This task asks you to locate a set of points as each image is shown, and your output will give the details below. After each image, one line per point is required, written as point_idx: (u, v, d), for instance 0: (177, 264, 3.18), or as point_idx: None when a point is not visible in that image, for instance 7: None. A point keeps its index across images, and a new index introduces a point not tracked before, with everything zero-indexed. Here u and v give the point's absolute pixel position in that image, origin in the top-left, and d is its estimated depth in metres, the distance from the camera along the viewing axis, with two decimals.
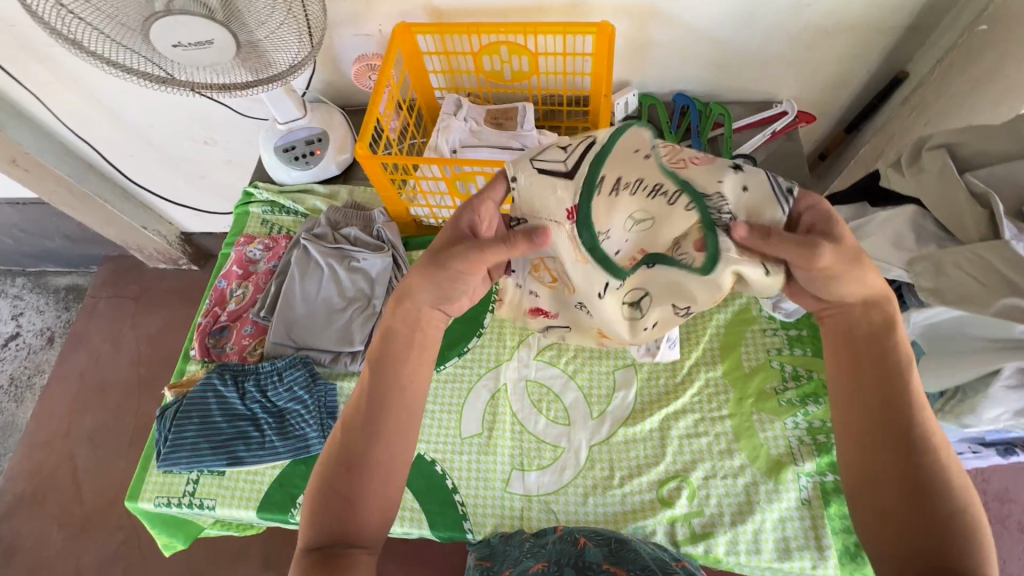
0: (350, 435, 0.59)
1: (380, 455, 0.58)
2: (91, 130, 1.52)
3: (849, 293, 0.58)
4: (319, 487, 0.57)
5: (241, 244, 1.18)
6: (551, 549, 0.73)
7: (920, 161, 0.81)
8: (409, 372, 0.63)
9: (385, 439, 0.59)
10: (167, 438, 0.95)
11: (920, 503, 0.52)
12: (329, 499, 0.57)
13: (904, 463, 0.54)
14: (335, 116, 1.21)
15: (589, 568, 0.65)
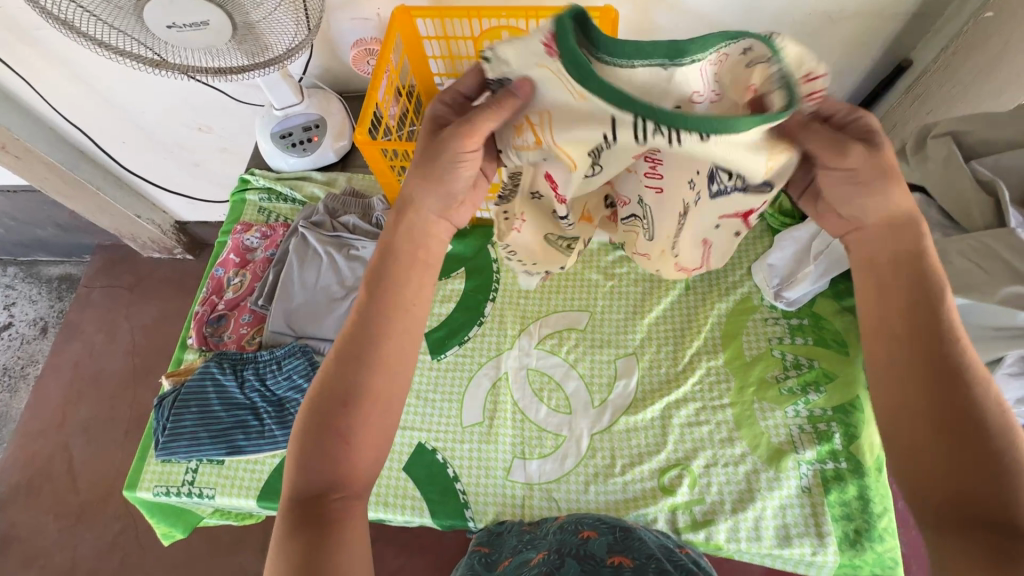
0: (344, 363, 0.51)
1: (382, 388, 0.51)
2: (83, 115, 1.49)
3: (870, 210, 0.50)
4: (306, 427, 0.50)
5: (238, 232, 1.17)
6: (553, 538, 0.72)
7: (925, 148, 0.81)
8: (410, 295, 0.54)
9: (377, 374, 0.51)
10: (166, 427, 0.94)
11: (963, 443, 0.44)
12: (319, 438, 0.49)
13: (949, 403, 0.45)
14: (332, 102, 1.19)
15: (590, 558, 0.64)
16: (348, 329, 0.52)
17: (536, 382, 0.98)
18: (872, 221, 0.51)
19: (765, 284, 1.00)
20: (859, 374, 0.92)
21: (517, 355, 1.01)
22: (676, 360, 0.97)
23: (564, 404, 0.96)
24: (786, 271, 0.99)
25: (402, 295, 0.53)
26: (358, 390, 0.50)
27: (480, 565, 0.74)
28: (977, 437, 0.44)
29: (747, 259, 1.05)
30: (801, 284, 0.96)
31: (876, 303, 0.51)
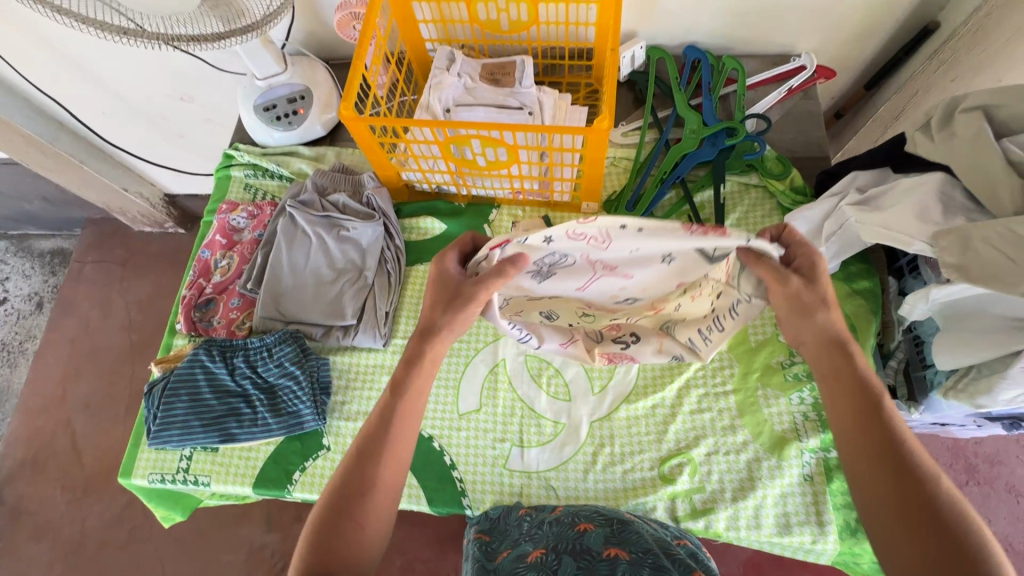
0: (360, 458, 0.65)
1: (387, 478, 0.65)
2: (57, 86, 1.41)
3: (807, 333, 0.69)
4: (326, 505, 0.63)
5: (223, 213, 1.12)
6: (549, 531, 0.71)
7: (953, 124, 0.75)
8: (407, 406, 0.69)
9: (377, 466, 0.65)
10: (156, 416, 0.93)
11: (916, 514, 0.56)
12: (331, 539, 0.61)
13: (889, 481, 0.59)
14: (317, 69, 1.13)
15: (586, 554, 0.63)
16: (367, 432, 0.68)
17: (534, 367, 0.96)
18: (807, 339, 0.70)
19: None
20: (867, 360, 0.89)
21: (516, 342, 0.98)
22: None
23: (563, 391, 0.94)
24: None
25: (410, 412, 0.69)
26: (365, 490, 0.64)
27: (482, 556, 0.72)
28: (920, 519, 0.56)
29: None
30: None
31: (841, 400, 0.66)
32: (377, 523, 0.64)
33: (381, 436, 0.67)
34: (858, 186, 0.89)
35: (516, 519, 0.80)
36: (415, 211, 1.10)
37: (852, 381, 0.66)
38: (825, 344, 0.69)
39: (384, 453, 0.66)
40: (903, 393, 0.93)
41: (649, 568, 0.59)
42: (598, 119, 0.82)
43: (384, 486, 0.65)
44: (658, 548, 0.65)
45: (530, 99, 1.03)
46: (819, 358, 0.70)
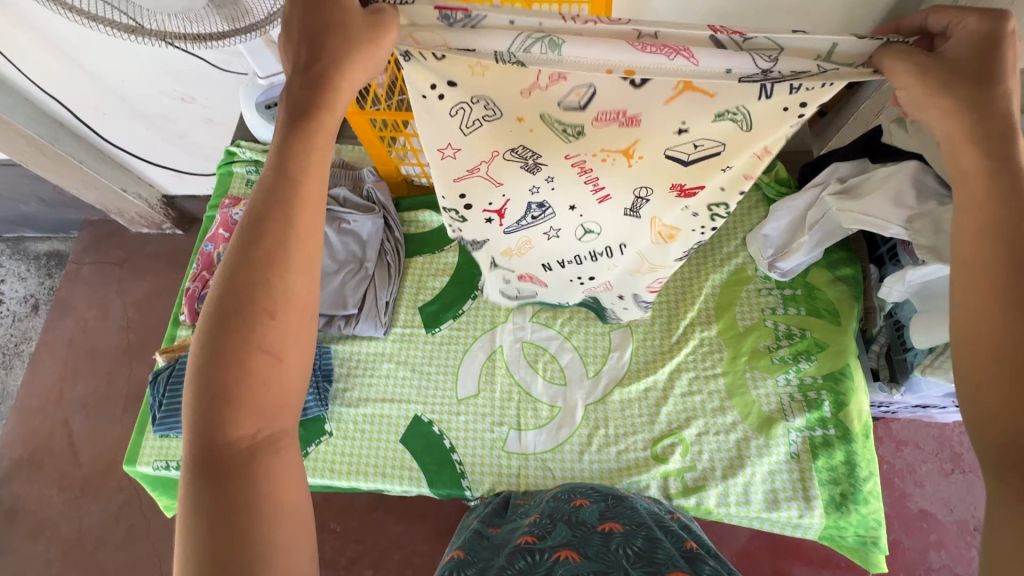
0: (244, 263, 0.44)
1: (297, 289, 0.45)
2: (58, 86, 1.43)
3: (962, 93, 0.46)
4: (210, 346, 0.43)
5: (226, 207, 1.14)
6: (547, 505, 0.74)
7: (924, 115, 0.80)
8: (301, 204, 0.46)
9: (289, 274, 0.45)
10: (162, 403, 0.95)
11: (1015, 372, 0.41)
12: (229, 389, 0.42)
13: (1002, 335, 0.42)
14: None
15: (581, 523, 0.65)
16: (246, 232, 0.45)
17: (531, 354, 0.99)
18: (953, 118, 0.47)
19: (760, 255, 1.00)
20: (850, 343, 0.93)
21: (512, 329, 1.01)
22: (671, 331, 0.98)
23: (559, 375, 0.97)
24: (780, 242, 0.99)
25: (308, 211, 0.46)
26: (258, 306, 0.43)
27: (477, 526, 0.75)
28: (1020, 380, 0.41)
29: (742, 231, 1.05)
30: (795, 255, 0.96)
31: (974, 217, 0.47)
32: (300, 350, 0.46)
33: (265, 226, 0.45)
34: (839, 177, 0.93)
35: (515, 504, 0.83)
36: (414, 205, 1.13)
37: (993, 193, 0.46)
38: (989, 171, 0.46)
39: (273, 264, 0.44)
40: (885, 375, 0.97)
41: (643, 537, 0.60)
42: None
43: (296, 310, 0.45)
44: (650, 521, 0.66)
45: None
46: (964, 167, 0.47)
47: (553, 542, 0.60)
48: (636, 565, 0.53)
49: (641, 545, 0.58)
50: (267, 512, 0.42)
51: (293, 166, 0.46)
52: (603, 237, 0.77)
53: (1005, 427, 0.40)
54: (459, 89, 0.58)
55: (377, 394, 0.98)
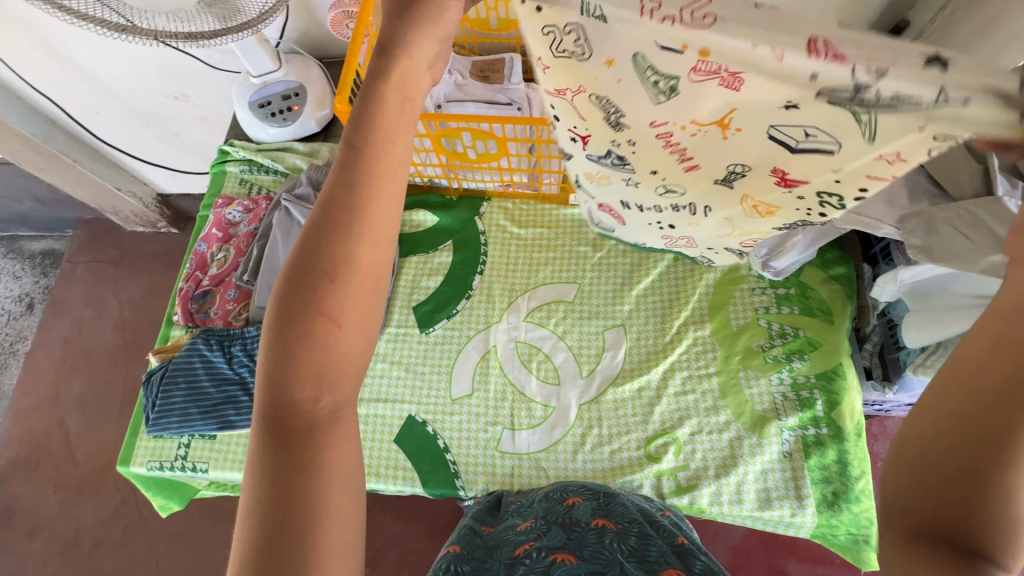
0: (320, 226, 0.42)
1: (370, 258, 0.43)
2: (50, 84, 1.42)
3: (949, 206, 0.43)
4: (283, 307, 0.42)
5: (219, 207, 1.14)
6: (540, 506, 0.73)
7: None
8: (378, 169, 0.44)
9: (363, 240, 0.43)
10: (155, 404, 0.95)
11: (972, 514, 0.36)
12: (299, 362, 0.42)
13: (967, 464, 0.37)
14: (311, 67, 1.15)
15: (575, 525, 0.65)
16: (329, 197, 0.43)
17: (524, 353, 0.99)
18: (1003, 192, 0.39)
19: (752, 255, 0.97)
20: (843, 342, 0.93)
21: (505, 329, 1.01)
22: (664, 331, 0.98)
23: (553, 374, 0.97)
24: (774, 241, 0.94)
25: (387, 178, 0.44)
26: (330, 279, 0.42)
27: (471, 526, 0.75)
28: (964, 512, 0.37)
29: None
30: (789, 254, 0.94)
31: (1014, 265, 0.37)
32: (363, 321, 0.44)
33: (349, 184, 0.43)
34: None
35: (509, 503, 0.82)
36: (408, 204, 1.13)
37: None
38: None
39: (348, 232, 0.42)
40: (878, 373, 0.98)
41: (635, 536, 0.60)
42: None
43: (367, 276, 0.43)
44: (642, 517, 0.67)
45: (519, 95, 1.09)
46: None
47: (549, 546, 0.60)
48: (632, 561, 0.54)
49: (633, 542, 0.58)
50: (309, 489, 0.40)
51: (376, 129, 0.44)
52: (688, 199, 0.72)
53: (946, 504, 0.36)
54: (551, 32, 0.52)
55: (370, 394, 0.98)
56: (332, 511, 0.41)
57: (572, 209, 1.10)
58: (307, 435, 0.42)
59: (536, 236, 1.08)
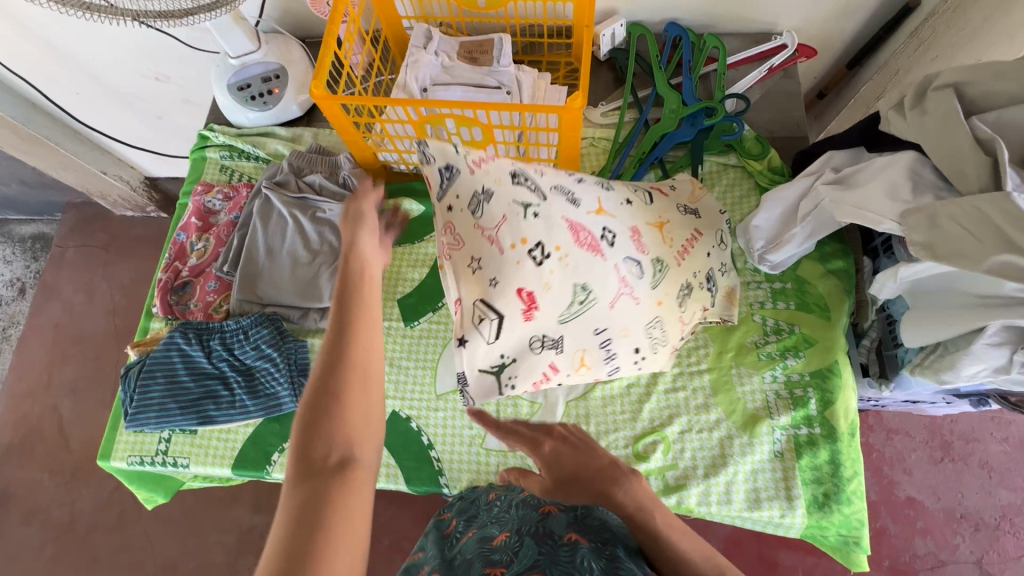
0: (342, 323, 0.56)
1: (368, 344, 0.55)
2: (27, 64, 1.37)
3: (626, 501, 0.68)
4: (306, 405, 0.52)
5: (198, 194, 1.10)
6: (515, 513, 0.69)
7: (924, 102, 0.75)
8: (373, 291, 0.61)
9: (364, 328, 0.56)
10: (133, 398, 0.92)
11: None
12: (318, 426, 0.51)
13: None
14: (293, 48, 1.11)
15: (548, 538, 0.61)
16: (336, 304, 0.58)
17: None
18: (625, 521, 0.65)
19: (750, 247, 0.96)
20: (840, 339, 0.90)
21: None
22: None
23: None
24: (770, 233, 0.95)
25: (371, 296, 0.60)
26: (342, 358, 0.54)
27: (445, 542, 0.70)
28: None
29: (733, 221, 1.02)
30: (786, 247, 0.92)
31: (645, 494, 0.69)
32: (371, 410, 0.54)
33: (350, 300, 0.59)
34: (834, 166, 0.89)
35: (487, 501, 0.78)
36: (394, 192, 1.09)
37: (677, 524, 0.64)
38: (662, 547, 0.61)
39: (357, 323, 0.56)
40: (874, 370, 0.96)
41: (606, 559, 0.57)
42: (573, 98, 0.82)
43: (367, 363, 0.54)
44: (620, 535, 0.62)
45: (508, 78, 1.04)
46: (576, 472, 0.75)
47: (520, 568, 0.57)
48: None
49: (604, 567, 0.56)
50: (320, 538, 0.45)
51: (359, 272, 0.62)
52: (682, 276, 0.83)
53: None
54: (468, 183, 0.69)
55: None
56: (333, 554, 0.44)
57: None
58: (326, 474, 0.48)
59: None
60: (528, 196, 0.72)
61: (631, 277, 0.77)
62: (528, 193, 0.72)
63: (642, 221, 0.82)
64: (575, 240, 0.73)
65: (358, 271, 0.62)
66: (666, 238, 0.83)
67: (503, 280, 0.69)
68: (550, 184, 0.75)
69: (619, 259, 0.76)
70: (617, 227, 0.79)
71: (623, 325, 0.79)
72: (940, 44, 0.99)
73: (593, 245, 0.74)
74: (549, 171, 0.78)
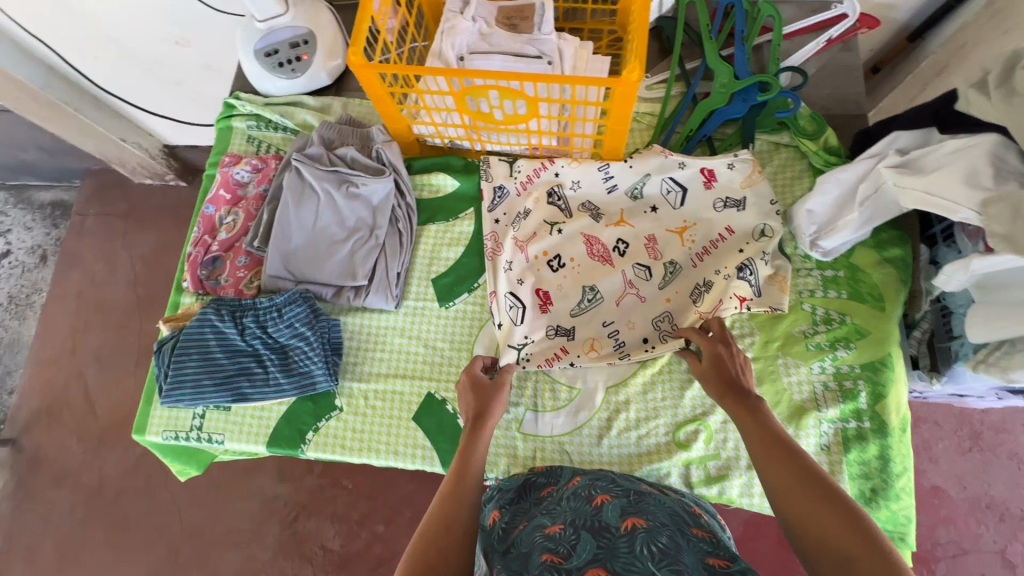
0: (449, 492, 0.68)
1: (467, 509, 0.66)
2: (45, 26, 1.32)
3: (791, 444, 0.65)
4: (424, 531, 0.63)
5: (226, 166, 1.07)
6: (567, 506, 0.68)
7: (1013, 81, 0.69)
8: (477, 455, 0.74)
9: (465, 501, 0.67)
10: (167, 375, 0.92)
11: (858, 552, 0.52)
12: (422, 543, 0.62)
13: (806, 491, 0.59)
14: (322, 12, 1.06)
15: (606, 531, 0.61)
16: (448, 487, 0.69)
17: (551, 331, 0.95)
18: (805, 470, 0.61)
19: (801, 231, 0.92)
20: (894, 331, 0.87)
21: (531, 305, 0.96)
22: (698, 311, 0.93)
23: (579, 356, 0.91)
24: (825, 218, 0.91)
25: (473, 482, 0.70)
26: (454, 509, 0.66)
27: (496, 537, 0.70)
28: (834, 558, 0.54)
29: (783, 203, 0.97)
30: (840, 234, 0.88)
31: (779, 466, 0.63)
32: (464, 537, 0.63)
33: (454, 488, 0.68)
34: (899, 147, 0.84)
35: (536, 499, 0.77)
36: (427, 166, 1.05)
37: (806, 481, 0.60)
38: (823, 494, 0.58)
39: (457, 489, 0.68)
40: (925, 363, 0.92)
41: (664, 538, 0.58)
42: (627, 72, 0.77)
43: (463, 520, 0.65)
44: (674, 524, 0.63)
45: (550, 47, 0.98)
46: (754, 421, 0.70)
47: (580, 561, 0.56)
48: (664, 568, 0.53)
49: (665, 546, 0.56)
50: None
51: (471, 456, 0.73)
52: (699, 274, 0.92)
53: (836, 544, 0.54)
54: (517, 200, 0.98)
55: (388, 369, 0.95)
56: None
57: None
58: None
59: None
60: (558, 214, 0.97)
61: (637, 281, 0.93)
62: (559, 212, 0.97)
63: (661, 228, 0.95)
64: (591, 248, 0.96)
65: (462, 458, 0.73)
66: (686, 242, 0.94)
67: (525, 277, 0.95)
68: (578, 202, 0.98)
69: (625, 265, 0.94)
70: (632, 237, 0.95)
71: (629, 319, 0.92)
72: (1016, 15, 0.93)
73: (604, 253, 0.95)
74: (584, 180, 0.97)
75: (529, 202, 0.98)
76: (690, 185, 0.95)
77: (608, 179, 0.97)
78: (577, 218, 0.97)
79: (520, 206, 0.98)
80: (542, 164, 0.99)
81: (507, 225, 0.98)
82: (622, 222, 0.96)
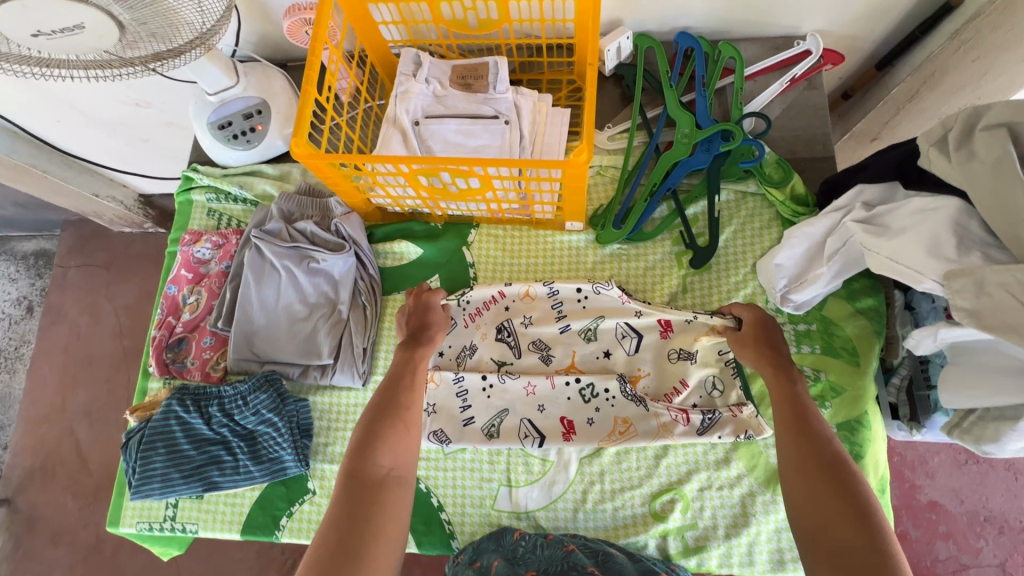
0: (383, 411, 0.73)
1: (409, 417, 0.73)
2: (3, 99, 1.29)
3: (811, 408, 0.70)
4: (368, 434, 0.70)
5: (186, 244, 1.05)
6: (540, 555, 0.72)
7: (972, 143, 0.67)
8: (423, 365, 0.80)
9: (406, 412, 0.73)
10: (135, 469, 0.90)
11: (865, 552, 0.57)
12: (369, 451, 0.68)
13: (826, 492, 0.62)
14: (273, 78, 1.04)
15: (574, 569, 0.65)
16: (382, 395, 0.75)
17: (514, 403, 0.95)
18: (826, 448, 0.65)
19: (771, 286, 0.89)
20: (869, 387, 0.85)
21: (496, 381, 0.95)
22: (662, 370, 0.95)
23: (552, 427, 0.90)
24: (794, 271, 0.88)
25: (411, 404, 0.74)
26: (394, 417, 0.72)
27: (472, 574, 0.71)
28: (835, 549, 0.58)
29: (752, 255, 0.95)
30: (812, 287, 0.85)
31: (800, 443, 0.66)
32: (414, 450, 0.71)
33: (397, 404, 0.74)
34: (865, 201, 0.81)
35: (510, 543, 0.79)
36: (389, 235, 1.03)
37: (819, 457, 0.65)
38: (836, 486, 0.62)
39: (409, 401, 0.75)
40: (904, 412, 0.90)
41: None
42: (575, 152, 0.75)
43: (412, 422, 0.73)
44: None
45: (506, 105, 0.96)
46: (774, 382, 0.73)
47: None
48: None
49: None
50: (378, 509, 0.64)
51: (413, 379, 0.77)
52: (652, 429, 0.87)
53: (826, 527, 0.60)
54: (464, 331, 0.95)
55: None
56: (385, 520, 0.64)
57: (568, 235, 1.00)
58: (375, 490, 0.65)
59: (531, 268, 0.99)
60: (506, 352, 0.93)
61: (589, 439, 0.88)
62: (507, 348, 0.93)
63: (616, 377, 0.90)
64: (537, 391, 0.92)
65: (411, 367, 0.79)
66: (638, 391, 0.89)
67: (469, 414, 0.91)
68: (530, 340, 0.94)
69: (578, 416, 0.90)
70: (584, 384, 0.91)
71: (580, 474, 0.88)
72: (983, 45, 0.91)
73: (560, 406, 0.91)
74: (537, 316, 0.94)
75: (475, 335, 0.94)
76: (645, 331, 0.91)
77: (560, 316, 0.94)
78: (527, 359, 0.93)
79: (465, 339, 0.94)
80: (493, 297, 0.95)
81: (451, 359, 0.94)
82: (573, 365, 0.92)
